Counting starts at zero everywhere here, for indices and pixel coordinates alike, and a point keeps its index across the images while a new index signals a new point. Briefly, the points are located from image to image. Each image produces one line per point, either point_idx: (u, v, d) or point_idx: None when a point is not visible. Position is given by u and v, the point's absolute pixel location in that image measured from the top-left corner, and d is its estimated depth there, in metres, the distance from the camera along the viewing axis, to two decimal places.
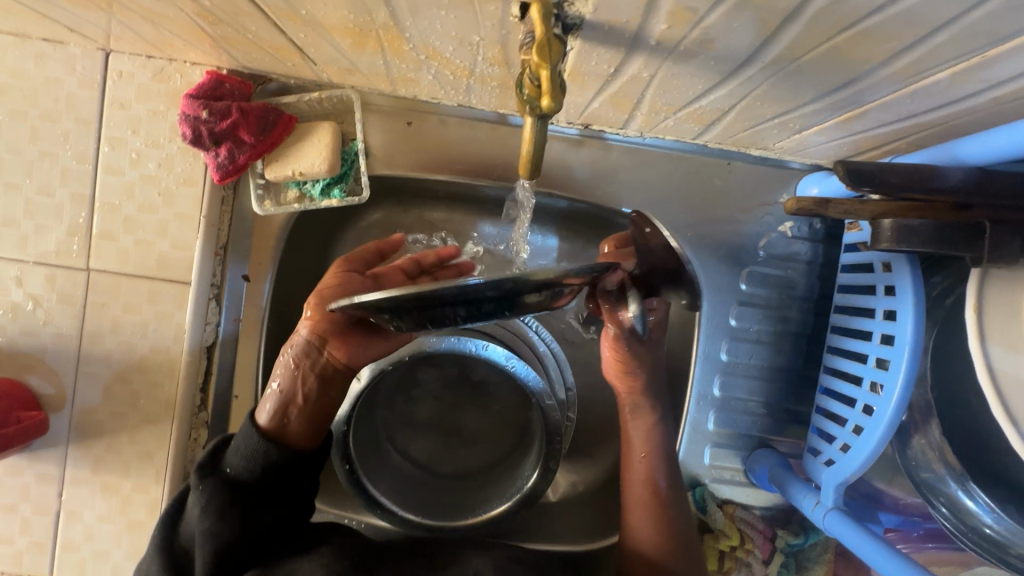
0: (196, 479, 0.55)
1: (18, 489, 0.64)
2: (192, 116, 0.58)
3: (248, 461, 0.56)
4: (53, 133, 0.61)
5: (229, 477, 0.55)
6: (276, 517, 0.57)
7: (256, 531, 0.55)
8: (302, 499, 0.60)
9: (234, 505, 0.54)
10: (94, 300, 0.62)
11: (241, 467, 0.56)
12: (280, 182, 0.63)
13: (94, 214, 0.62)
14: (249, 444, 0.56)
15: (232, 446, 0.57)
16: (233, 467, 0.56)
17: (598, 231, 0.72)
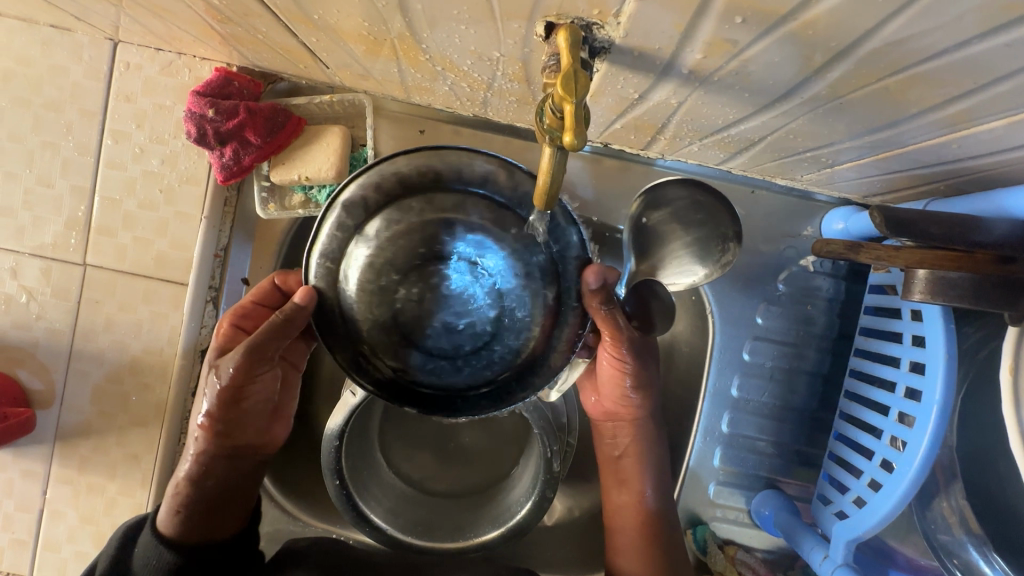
0: None
1: (3, 484, 0.62)
2: (198, 114, 0.56)
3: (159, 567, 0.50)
4: (56, 123, 0.59)
5: None
6: None
7: None
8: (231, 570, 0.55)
9: None
10: (89, 296, 0.61)
11: (154, 569, 0.50)
12: (286, 186, 0.61)
13: (93, 208, 0.60)
14: (160, 556, 0.50)
15: (139, 559, 0.51)
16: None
17: None
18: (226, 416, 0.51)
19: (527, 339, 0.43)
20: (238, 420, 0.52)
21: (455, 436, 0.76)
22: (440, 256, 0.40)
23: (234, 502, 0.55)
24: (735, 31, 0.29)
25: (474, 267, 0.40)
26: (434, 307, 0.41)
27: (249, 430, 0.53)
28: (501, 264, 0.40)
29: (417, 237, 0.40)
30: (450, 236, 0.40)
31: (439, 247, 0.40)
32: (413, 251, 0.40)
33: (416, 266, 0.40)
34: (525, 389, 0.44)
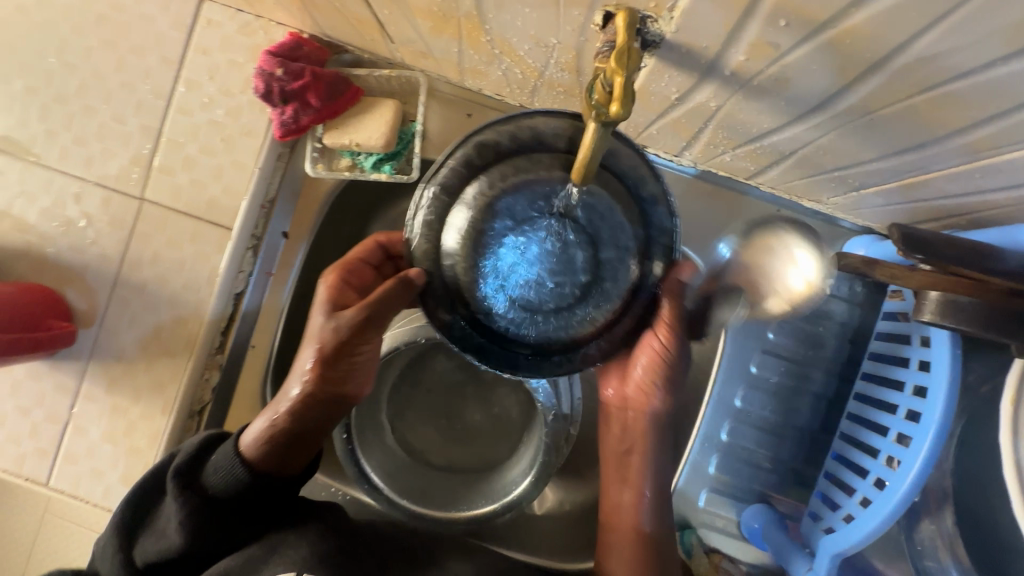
0: (173, 487, 0.52)
1: (35, 394, 0.66)
2: (267, 71, 0.60)
3: (225, 481, 0.52)
4: (137, 67, 0.64)
5: (206, 494, 0.52)
6: (256, 531, 0.54)
7: (228, 541, 0.53)
8: (278, 508, 0.56)
9: (206, 524, 0.52)
10: (142, 229, 0.65)
11: (219, 485, 0.52)
12: (335, 149, 0.65)
13: (158, 148, 0.65)
14: (229, 467, 0.52)
15: (213, 463, 0.53)
16: (211, 485, 0.52)
17: None
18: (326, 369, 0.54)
19: (607, 311, 0.41)
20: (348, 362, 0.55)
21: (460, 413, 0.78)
22: (536, 216, 0.39)
23: (310, 441, 0.55)
24: (779, 34, 0.32)
25: (584, 232, 0.39)
26: (534, 263, 0.39)
27: (345, 382, 0.56)
28: (614, 232, 0.40)
29: (500, 197, 0.39)
30: (559, 200, 0.39)
31: (546, 206, 0.39)
32: (511, 210, 0.39)
33: (531, 216, 0.39)
34: (576, 360, 0.42)
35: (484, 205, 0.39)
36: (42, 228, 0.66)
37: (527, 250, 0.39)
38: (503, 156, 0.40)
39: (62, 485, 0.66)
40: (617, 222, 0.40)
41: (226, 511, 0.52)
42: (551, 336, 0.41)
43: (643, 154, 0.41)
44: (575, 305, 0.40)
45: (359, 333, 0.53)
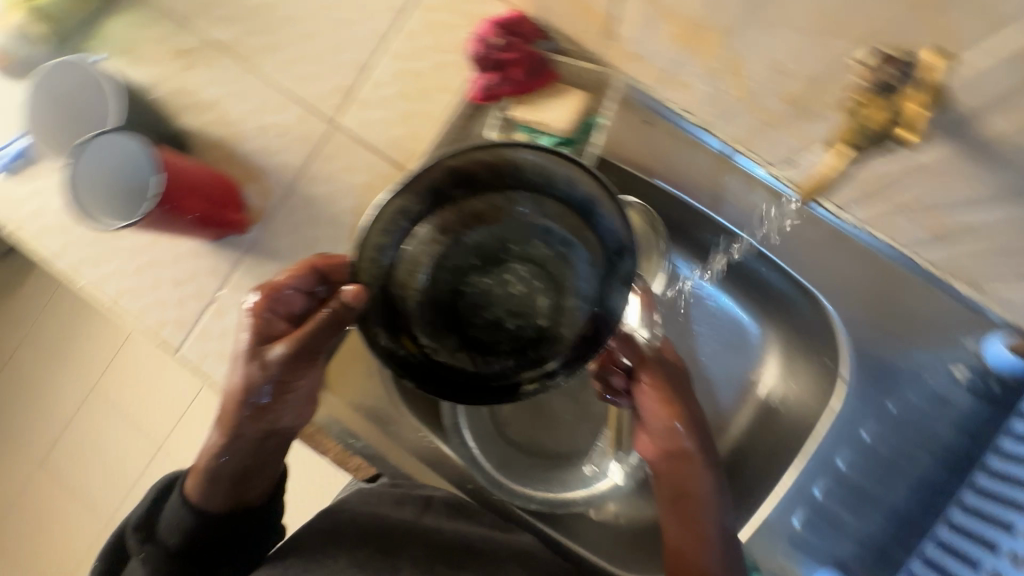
0: (134, 539, 0.59)
1: (191, 270, 0.72)
2: (485, 38, 0.65)
3: (176, 528, 0.58)
4: (365, 8, 0.71)
5: (164, 546, 0.58)
6: (227, 567, 0.61)
7: (198, 563, 0.59)
8: (234, 556, 0.62)
9: (169, 564, 0.58)
10: (326, 149, 0.71)
11: (173, 535, 0.58)
12: (517, 123, 0.69)
13: (361, 82, 0.71)
14: (178, 515, 0.58)
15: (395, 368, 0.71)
16: (166, 530, 0.59)
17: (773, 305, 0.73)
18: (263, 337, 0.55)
19: (575, 332, 0.54)
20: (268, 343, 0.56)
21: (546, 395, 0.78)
22: (490, 252, 0.57)
23: (255, 476, 0.61)
24: None
25: (538, 261, 0.57)
26: (509, 300, 0.57)
27: (280, 408, 0.59)
28: (581, 265, 0.55)
29: (427, 238, 0.54)
30: (544, 244, 0.56)
31: (449, 226, 0.55)
32: (439, 242, 0.55)
33: (497, 260, 0.57)
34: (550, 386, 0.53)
35: (436, 237, 0.54)
36: (241, 127, 0.72)
37: (513, 286, 0.57)
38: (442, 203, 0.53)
39: (189, 358, 0.72)
40: (569, 250, 0.55)
41: (190, 550, 0.59)
42: (522, 352, 0.55)
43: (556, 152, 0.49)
44: (538, 328, 0.56)
45: (301, 361, 0.55)
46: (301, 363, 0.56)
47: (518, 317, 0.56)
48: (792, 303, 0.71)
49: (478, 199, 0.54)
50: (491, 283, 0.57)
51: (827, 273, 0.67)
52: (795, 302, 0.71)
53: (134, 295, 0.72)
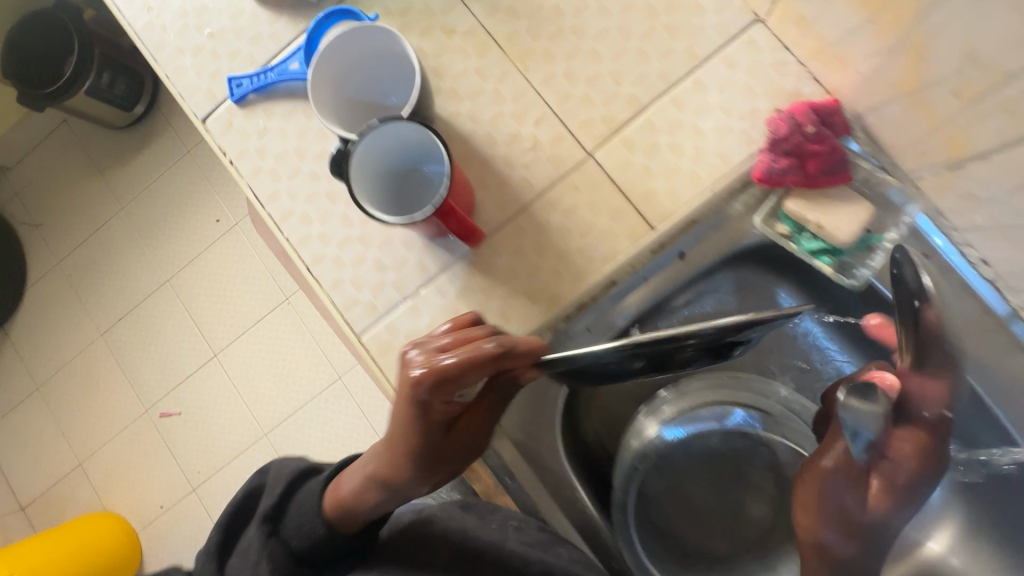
0: (261, 532, 0.66)
1: (399, 259, 0.69)
2: (797, 121, 0.59)
3: (307, 540, 0.65)
4: (660, 44, 0.65)
5: (290, 547, 0.66)
6: (343, 563, 0.68)
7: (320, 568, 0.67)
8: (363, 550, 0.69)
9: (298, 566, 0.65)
10: (574, 180, 0.66)
11: (302, 545, 0.65)
12: (789, 215, 0.63)
13: (633, 121, 0.65)
14: (314, 530, 0.65)
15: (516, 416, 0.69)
16: (291, 539, 0.66)
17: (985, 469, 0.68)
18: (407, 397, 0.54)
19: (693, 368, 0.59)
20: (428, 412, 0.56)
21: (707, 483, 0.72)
22: (654, 356, 0.51)
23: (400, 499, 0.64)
24: None
25: (709, 355, 0.53)
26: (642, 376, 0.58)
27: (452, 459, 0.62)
28: (728, 350, 0.54)
29: (584, 358, 0.50)
30: (691, 351, 0.51)
31: (614, 361, 0.51)
32: (606, 365, 0.52)
33: (658, 363, 0.54)
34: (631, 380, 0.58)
35: (615, 352, 0.49)
36: (492, 129, 0.68)
37: (648, 368, 0.55)
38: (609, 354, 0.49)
39: (370, 346, 0.69)
40: (722, 346, 0.52)
41: (320, 555, 0.66)
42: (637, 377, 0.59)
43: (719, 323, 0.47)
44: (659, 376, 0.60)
45: (459, 420, 0.61)
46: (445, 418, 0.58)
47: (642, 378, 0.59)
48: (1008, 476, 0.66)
49: (633, 346, 0.48)
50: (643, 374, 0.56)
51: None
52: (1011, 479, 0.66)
53: (334, 266, 0.70)
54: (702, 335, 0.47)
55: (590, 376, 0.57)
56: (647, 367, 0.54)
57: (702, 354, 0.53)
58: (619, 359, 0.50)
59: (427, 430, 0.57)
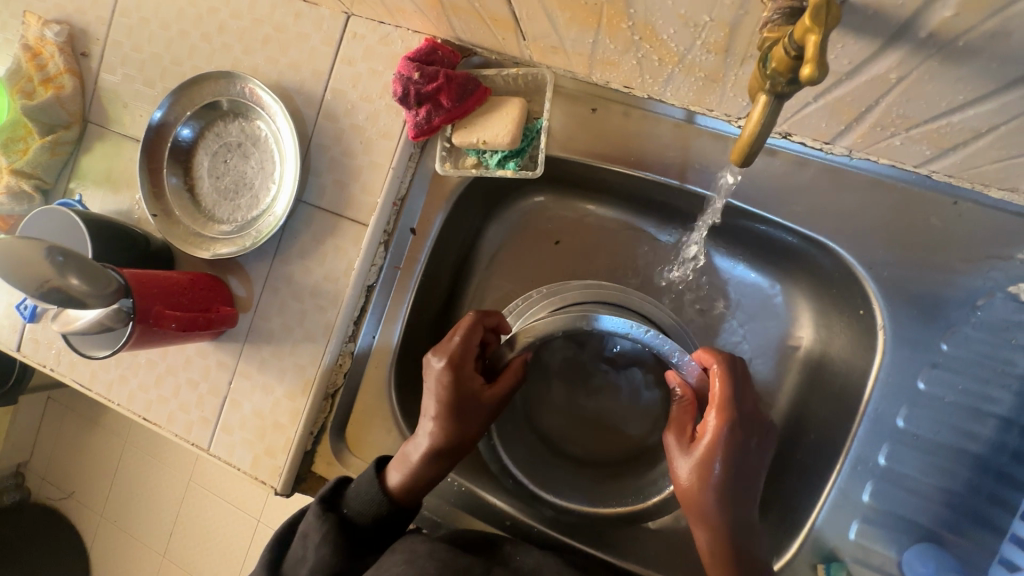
0: None
1: (203, 369, 0.75)
2: (406, 76, 0.63)
3: None
4: (293, 81, 0.72)
5: None
6: None
7: None
8: None
9: None
10: (291, 227, 0.72)
11: None
12: (463, 148, 0.67)
13: (308, 152, 0.71)
14: None
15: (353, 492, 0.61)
16: None
17: (768, 252, 0.69)
18: (454, 424, 0.60)
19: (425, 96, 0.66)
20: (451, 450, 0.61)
21: (593, 406, 0.74)
22: (261, 146, 0.72)
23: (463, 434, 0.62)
24: None
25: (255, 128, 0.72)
26: (236, 126, 0.73)
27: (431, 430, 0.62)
28: (247, 131, 0.73)
29: (226, 137, 0.73)
30: (228, 141, 0.73)
31: (245, 180, 0.73)
32: (226, 132, 0.73)
33: (212, 132, 0.73)
34: (229, 150, 0.73)
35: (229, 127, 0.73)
36: None
37: (219, 155, 0.73)
38: (221, 128, 0.73)
39: (219, 451, 0.74)
40: (260, 133, 0.72)
41: None
42: (236, 180, 0.73)
43: (227, 125, 0.73)
44: (247, 128, 0.73)
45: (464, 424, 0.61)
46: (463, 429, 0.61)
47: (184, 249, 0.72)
48: (811, 257, 0.64)
49: (217, 192, 0.73)
50: (233, 169, 0.73)
51: (814, 208, 0.60)
52: (805, 251, 0.64)
53: (160, 404, 0.76)
54: (242, 197, 0.73)
55: (210, 205, 0.73)
56: (206, 148, 0.73)
57: (252, 176, 0.72)
58: (201, 125, 0.73)
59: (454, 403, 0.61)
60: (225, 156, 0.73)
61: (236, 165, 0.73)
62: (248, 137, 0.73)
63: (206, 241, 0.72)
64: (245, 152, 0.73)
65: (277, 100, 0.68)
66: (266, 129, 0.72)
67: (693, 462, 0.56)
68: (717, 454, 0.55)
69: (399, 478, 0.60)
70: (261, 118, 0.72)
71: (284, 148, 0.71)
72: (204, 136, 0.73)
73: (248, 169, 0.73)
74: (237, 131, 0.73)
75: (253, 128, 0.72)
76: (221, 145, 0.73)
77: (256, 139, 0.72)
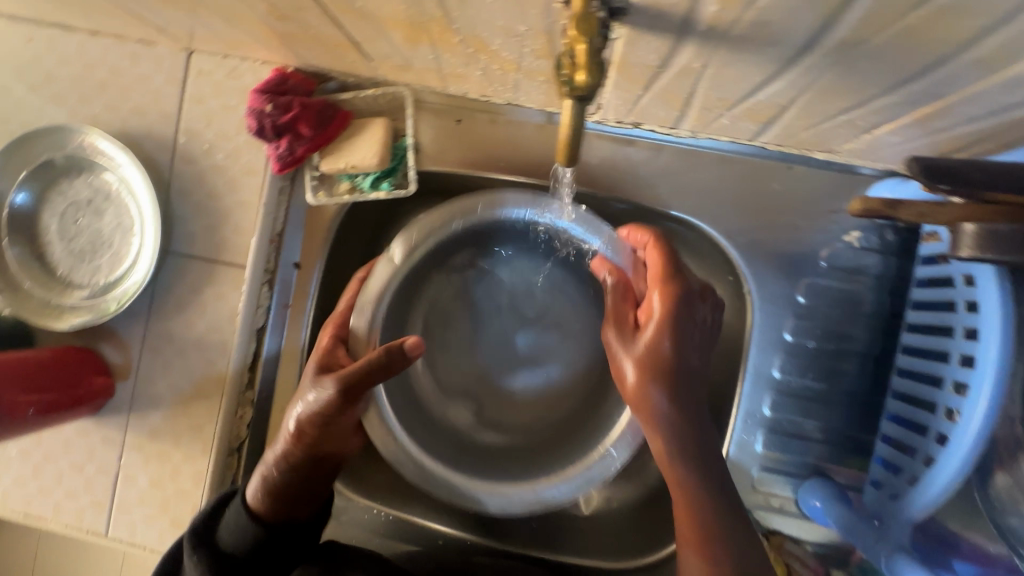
0: None
1: (86, 449, 0.68)
2: (257, 109, 0.62)
3: None
4: (140, 127, 0.67)
5: None
6: None
7: None
8: None
9: None
10: (163, 280, 0.67)
11: None
12: (333, 175, 0.66)
13: (169, 199, 0.67)
14: None
15: (227, 521, 0.54)
16: None
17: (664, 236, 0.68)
18: (312, 440, 0.54)
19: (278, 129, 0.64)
20: (315, 468, 0.56)
21: (505, 394, 0.69)
22: (113, 199, 0.67)
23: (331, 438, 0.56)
24: None
25: (104, 181, 0.67)
26: (81, 181, 0.67)
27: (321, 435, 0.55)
28: (95, 185, 0.67)
29: (73, 194, 0.67)
30: (75, 199, 0.67)
31: (101, 238, 0.67)
32: (72, 189, 0.67)
33: (55, 191, 0.67)
34: (78, 208, 0.67)
35: (74, 184, 0.67)
36: None
37: (66, 216, 0.67)
38: (66, 185, 0.67)
39: (120, 534, 0.68)
40: (111, 185, 0.67)
41: None
42: (91, 240, 0.67)
43: (71, 181, 0.67)
44: (94, 182, 0.67)
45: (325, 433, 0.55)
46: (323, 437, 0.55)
47: (40, 322, 0.65)
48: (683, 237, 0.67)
49: (71, 255, 0.67)
50: (86, 229, 0.67)
51: (674, 189, 0.64)
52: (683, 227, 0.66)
53: (42, 497, 0.69)
54: (101, 256, 0.67)
55: (65, 271, 0.67)
56: (50, 210, 0.67)
57: (110, 233, 0.67)
58: (41, 186, 0.67)
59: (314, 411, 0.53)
60: (74, 216, 0.67)
61: (88, 225, 0.67)
62: (97, 192, 0.67)
63: (66, 311, 0.66)
64: (97, 208, 0.67)
65: (121, 150, 0.64)
66: (116, 180, 0.67)
67: (640, 357, 0.52)
68: (665, 329, 0.52)
69: (256, 494, 0.55)
70: (110, 170, 0.67)
71: (140, 199, 0.66)
72: (46, 197, 0.67)
73: (102, 226, 0.67)
74: (84, 187, 0.67)
75: (102, 182, 0.67)
76: (67, 204, 0.67)
77: (107, 193, 0.67)
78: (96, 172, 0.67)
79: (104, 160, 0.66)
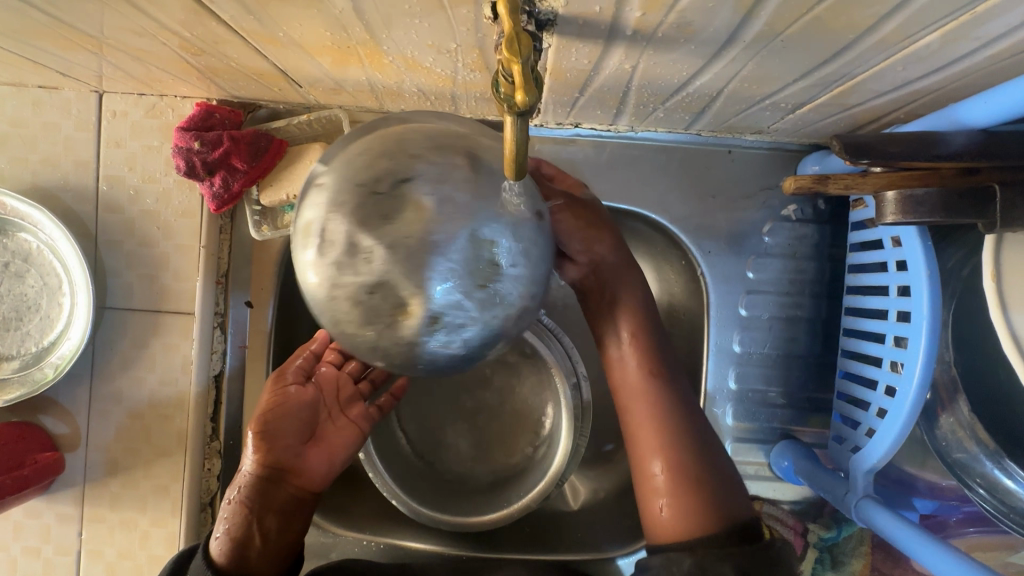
0: None
1: (40, 531, 0.63)
2: (185, 147, 0.58)
3: None
4: (54, 180, 0.62)
5: None
6: None
7: None
8: None
9: None
10: (103, 339, 0.63)
11: None
12: (276, 207, 0.63)
13: (97, 252, 0.63)
14: None
15: None
16: None
17: None
18: (277, 453, 0.54)
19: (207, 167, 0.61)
20: (282, 491, 0.54)
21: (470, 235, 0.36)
22: (35, 259, 0.62)
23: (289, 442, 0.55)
24: None
25: (22, 241, 0.62)
26: None
27: (275, 449, 0.54)
28: (11, 247, 0.62)
29: None
30: None
31: (25, 303, 0.62)
32: None
33: None
34: None
35: None
36: None
37: None
38: None
39: None
40: (30, 245, 0.62)
41: None
42: (14, 307, 0.62)
43: None
44: (11, 244, 0.62)
45: (295, 439, 0.56)
46: (284, 446, 0.55)
47: None
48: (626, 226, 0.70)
49: None
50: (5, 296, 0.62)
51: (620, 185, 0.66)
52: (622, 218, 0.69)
53: None
54: (29, 322, 0.62)
55: None
56: None
57: (35, 296, 0.62)
58: None
59: (270, 413, 0.56)
60: None
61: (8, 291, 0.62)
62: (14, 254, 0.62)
63: None
64: (16, 271, 0.62)
65: (36, 206, 0.59)
66: (35, 238, 0.62)
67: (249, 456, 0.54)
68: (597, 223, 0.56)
69: (218, 542, 0.51)
70: (26, 228, 0.61)
71: (65, 256, 0.62)
72: None
73: (24, 291, 0.62)
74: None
75: (18, 243, 0.62)
76: None
77: (28, 254, 0.62)
78: (11, 232, 0.62)
79: (19, 219, 0.61)
